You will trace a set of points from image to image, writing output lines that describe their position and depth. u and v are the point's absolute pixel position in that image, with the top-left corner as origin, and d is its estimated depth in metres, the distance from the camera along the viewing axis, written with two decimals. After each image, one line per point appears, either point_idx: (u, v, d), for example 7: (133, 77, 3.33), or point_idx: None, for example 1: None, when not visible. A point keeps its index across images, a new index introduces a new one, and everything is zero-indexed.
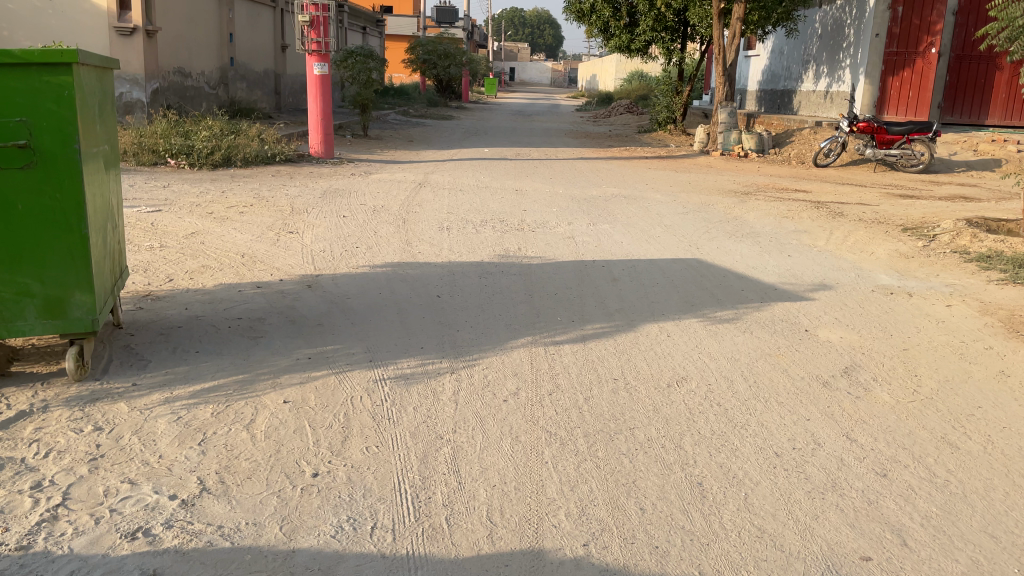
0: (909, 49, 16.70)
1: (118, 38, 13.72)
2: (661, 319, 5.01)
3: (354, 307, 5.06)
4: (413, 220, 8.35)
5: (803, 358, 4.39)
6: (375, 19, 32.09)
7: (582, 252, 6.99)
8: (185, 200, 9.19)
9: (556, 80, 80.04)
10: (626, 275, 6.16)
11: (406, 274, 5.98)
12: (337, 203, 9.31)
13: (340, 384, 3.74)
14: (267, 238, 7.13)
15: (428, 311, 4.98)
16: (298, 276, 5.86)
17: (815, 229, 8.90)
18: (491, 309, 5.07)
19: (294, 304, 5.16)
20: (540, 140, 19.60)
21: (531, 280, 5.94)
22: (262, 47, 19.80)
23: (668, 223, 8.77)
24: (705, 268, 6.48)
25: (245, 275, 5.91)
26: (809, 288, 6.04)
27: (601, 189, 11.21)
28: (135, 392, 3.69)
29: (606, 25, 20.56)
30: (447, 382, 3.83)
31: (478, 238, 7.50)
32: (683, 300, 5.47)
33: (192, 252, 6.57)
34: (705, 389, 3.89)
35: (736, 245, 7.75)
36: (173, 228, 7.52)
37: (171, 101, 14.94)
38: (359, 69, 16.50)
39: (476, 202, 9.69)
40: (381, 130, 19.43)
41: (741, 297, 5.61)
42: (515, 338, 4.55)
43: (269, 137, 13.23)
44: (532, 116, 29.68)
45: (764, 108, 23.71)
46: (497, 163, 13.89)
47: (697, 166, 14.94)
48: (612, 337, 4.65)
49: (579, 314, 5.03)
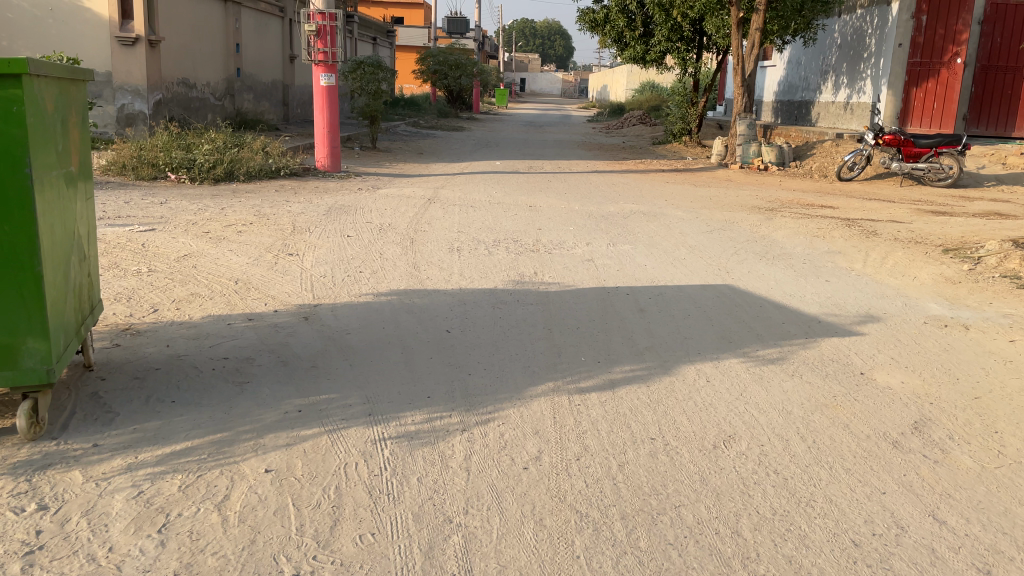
0: (933, 59, 16.07)
1: (120, 48, 13.33)
2: (697, 359, 4.47)
3: (353, 344, 4.53)
4: (421, 239, 7.86)
5: (865, 411, 3.84)
6: (386, 29, 31.78)
7: (604, 277, 6.46)
8: (182, 217, 8.72)
9: (566, 91, 79.75)
10: (654, 305, 5.62)
11: (413, 304, 5.46)
12: (342, 220, 8.83)
13: (332, 446, 3.21)
14: (265, 262, 6.64)
15: (436, 350, 4.44)
16: (293, 306, 5.35)
17: (849, 250, 8.34)
18: (506, 347, 4.54)
19: (288, 341, 4.64)
20: (553, 152, 19.10)
21: (550, 310, 5.40)
22: (269, 58, 19.41)
23: (692, 243, 8.23)
24: (740, 297, 5.94)
25: (237, 304, 5.41)
26: (855, 320, 5.49)
27: (618, 205, 10.68)
28: (94, 456, 3.17)
29: (620, 35, 20.15)
30: (457, 443, 3.29)
31: (491, 261, 6.98)
32: (719, 335, 4.92)
33: (182, 278, 6.08)
34: (757, 452, 3.34)
35: (769, 268, 7.20)
36: (164, 249, 7.05)
37: (174, 112, 14.54)
38: (368, 80, 16.06)
39: (488, 220, 9.19)
40: (390, 142, 18.97)
41: (784, 332, 5.06)
42: (534, 384, 4.01)
43: (273, 150, 12.75)
44: (544, 127, 29.20)
45: (781, 119, 23.15)
46: (510, 177, 13.39)
47: (718, 180, 14.39)
48: (644, 382, 4.10)
49: (606, 353, 4.49)
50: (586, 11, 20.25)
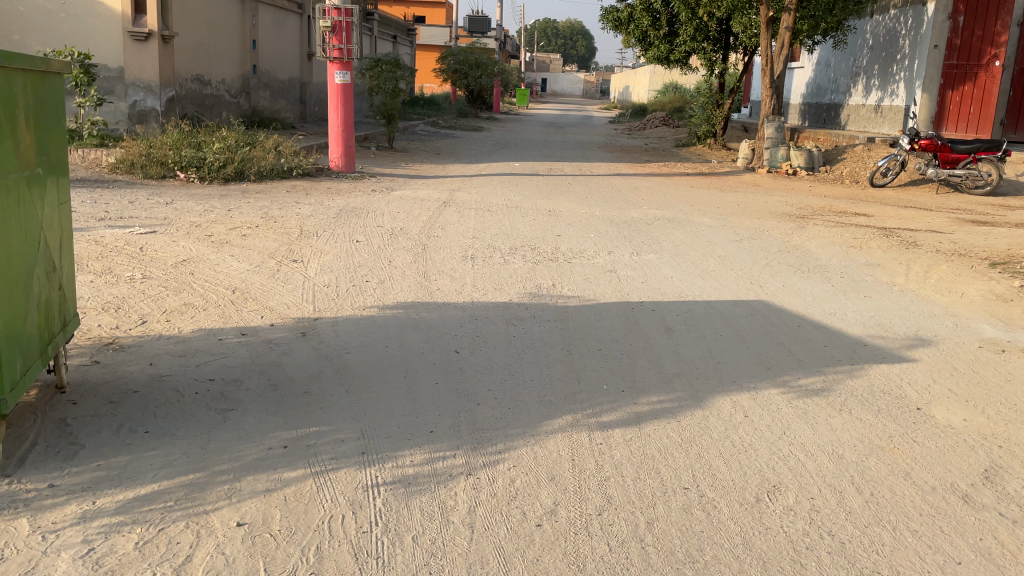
0: (971, 61, 15.47)
1: (133, 44, 13.03)
2: (732, 389, 4.03)
3: (352, 366, 4.12)
4: (434, 246, 7.45)
5: (927, 456, 3.38)
6: (406, 27, 31.48)
7: (627, 290, 6.01)
8: (186, 219, 8.38)
9: (588, 92, 79.18)
10: (682, 323, 5.17)
11: (421, 319, 5.04)
12: (352, 224, 8.45)
13: (319, 494, 2.80)
14: (267, 269, 6.26)
15: (442, 374, 4.03)
16: (291, 320, 4.96)
17: (889, 262, 7.85)
18: (519, 371, 4.12)
19: (281, 361, 4.24)
20: (574, 153, 18.65)
21: (569, 328, 4.97)
22: (287, 55, 19.11)
23: (721, 253, 7.76)
24: (776, 315, 5.48)
25: (231, 316, 5.02)
26: (904, 345, 5.02)
27: (641, 210, 10.23)
28: (48, 499, 2.77)
29: (644, 34, 19.63)
30: (461, 491, 2.87)
31: (506, 271, 6.56)
32: (756, 361, 4.47)
33: (177, 285, 5.71)
34: (807, 507, 2.89)
35: (804, 282, 6.74)
36: (162, 254, 6.68)
37: (188, 109, 14.25)
38: (386, 78, 15.69)
39: (505, 225, 8.77)
40: (407, 142, 18.62)
41: (827, 358, 4.60)
42: (550, 416, 3.58)
43: (286, 149, 12.39)
44: (565, 128, 28.77)
45: (808, 121, 22.58)
46: (529, 179, 12.98)
47: (744, 185, 13.88)
48: (672, 416, 3.67)
49: (631, 381, 4.06)
50: (609, 10, 19.71)
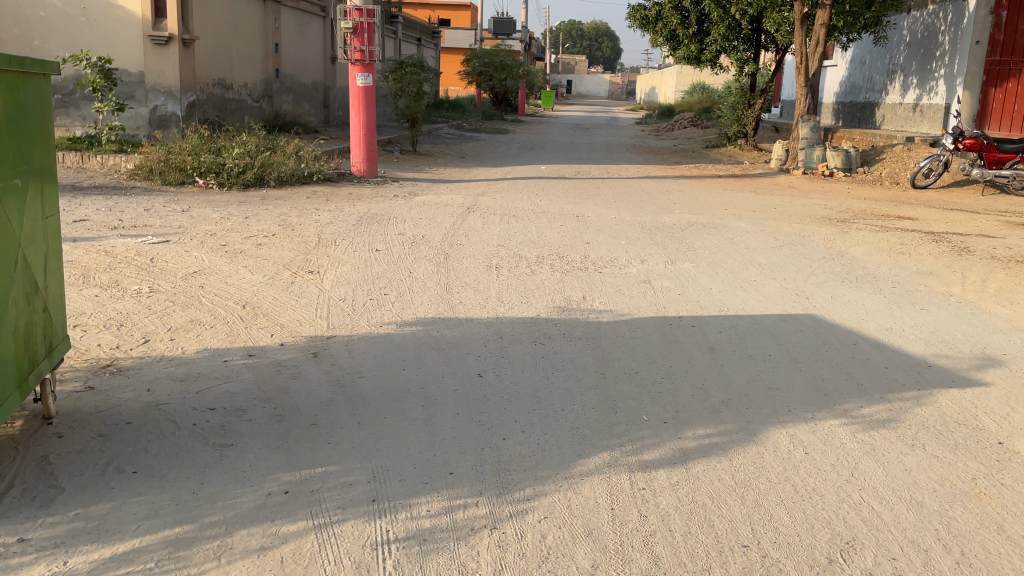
0: (1012, 57, 14.67)
1: (153, 48, 12.84)
2: (787, 420, 3.62)
3: (365, 393, 3.75)
4: (457, 254, 7.09)
5: (1021, 504, 2.95)
6: (431, 30, 31.23)
7: (663, 303, 5.59)
8: (201, 227, 8.09)
9: (614, 94, 78.46)
10: (727, 342, 4.75)
11: (442, 338, 4.66)
12: (372, 232, 8.12)
13: (321, 555, 2.44)
14: (281, 281, 5.94)
15: (463, 403, 3.65)
16: (303, 338, 4.60)
17: (942, 270, 7.36)
18: (549, 399, 3.73)
19: (289, 386, 3.88)
20: (601, 156, 18.22)
21: (603, 347, 4.57)
22: (311, 58, 18.90)
23: (761, 261, 7.31)
24: (828, 333, 5.04)
25: (239, 334, 4.67)
26: (974, 366, 4.56)
27: (673, 215, 9.81)
28: (14, 558, 2.43)
29: (672, 33, 19.14)
30: (484, 550, 2.49)
31: (533, 282, 6.17)
32: (811, 386, 4.04)
33: (185, 299, 5.40)
34: (888, 571, 2.48)
35: (852, 293, 6.29)
36: (173, 265, 6.38)
37: (209, 114, 14.04)
38: (409, 81, 15.38)
39: (532, 231, 8.40)
40: (432, 146, 18.32)
41: (890, 383, 4.15)
42: (585, 453, 3.19)
43: (307, 154, 12.10)
44: (592, 129, 28.29)
45: (842, 121, 21.96)
46: (556, 183, 12.58)
47: (779, 187, 13.38)
48: (722, 454, 3.26)
49: (674, 410, 3.65)
50: (637, 9, 19.25)
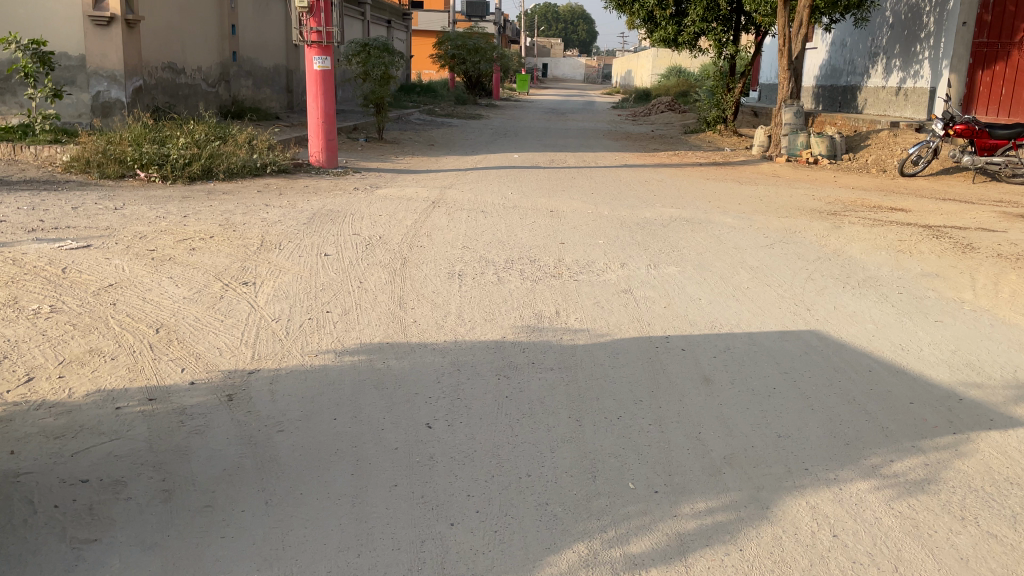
0: (1002, 39, 14.19)
1: (94, 29, 11.85)
2: (804, 484, 2.93)
3: (282, 456, 3.00)
4: (416, 259, 6.34)
5: None
6: (401, 12, 30.21)
7: (647, 320, 4.89)
8: (132, 228, 7.26)
9: (589, 77, 77.45)
10: (724, 371, 4.05)
11: (387, 371, 3.90)
12: (324, 232, 7.33)
13: None
14: (210, 296, 5.16)
15: (404, 469, 2.91)
16: (220, 375, 3.83)
17: (947, 271, 6.74)
18: (511, 461, 3.00)
19: (189, 444, 3.13)
20: (576, 142, 17.46)
21: (578, 380, 3.84)
22: (271, 42, 17.92)
23: (753, 263, 6.63)
24: (838, 356, 4.36)
25: (144, 369, 3.90)
26: (1011, 398, 3.89)
27: (654, 208, 9.11)
28: None
29: (649, 15, 18.37)
30: None
31: (499, 293, 5.43)
32: (827, 434, 3.36)
33: (89, 322, 4.59)
34: None
35: (857, 301, 5.63)
36: (87, 276, 5.56)
37: (157, 100, 13.10)
38: (373, 64, 14.46)
39: (501, 229, 7.68)
40: (399, 132, 17.47)
41: (920, 427, 3.47)
42: (555, 546, 2.48)
43: (261, 143, 11.24)
44: (567, 114, 27.45)
45: (822, 105, 21.39)
46: (529, 173, 11.84)
47: (763, 176, 12.75)
48: (730, 539, 2.57)
49: (667, 474, 2.94)
50: None
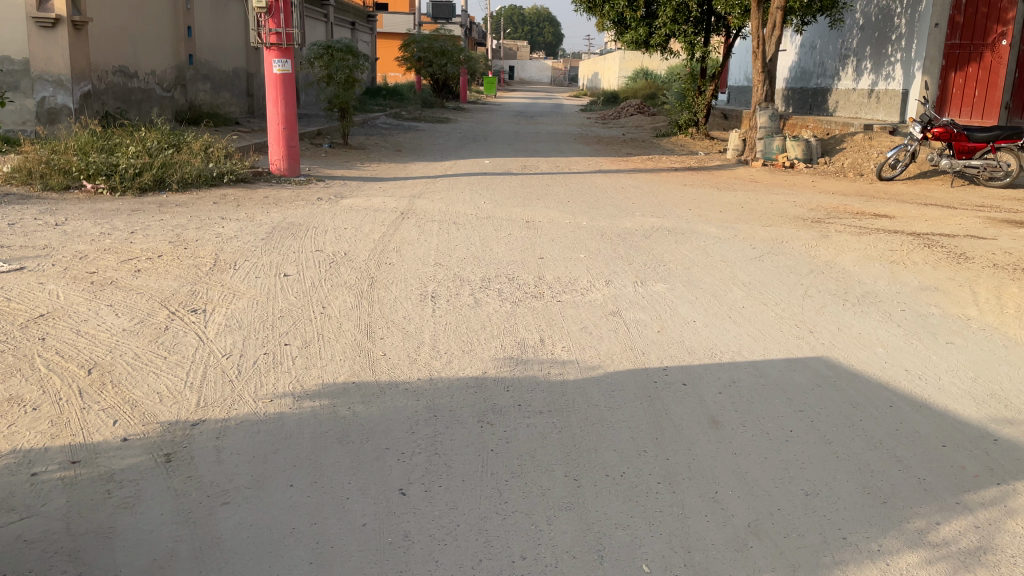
0: (974, 41, 14.00)
1: (38, 31, 11.14)
2: (845, 559, 2.50)
3: (226, 540, 2.50)
4: (384, 280, 5.83)
5: None
6: (366, 14, 29.59)
7: (641, 348, 4.44)
8: (73, 247, 6.65)
9: (556, 79, 77.12)
10: (733, 410, 3.61)
11: (353, 421, 3.39)
12: (283, 248, 6.79)
13: None
14: (153, 327, 4.60)
15: (373, 555, 2.43)
16: (158, 429, 3.29)
17: (945, 284, 6.41)
18: (502, 538, 2.53)
19: (117, 524, 2.61)
20: (547, 147, 17.02)
21: (571, 427, 3.38)
22: (231, 44, 17.24)
23: (744, 278, 6.23)
24: (854, 390, 3.94)
25: (69, 423, 3.35)
26: None
27: (634, 217, 8.70)
28: None
29: (619, 17, 18.02)
30: None
31: (476, 318, 4.94)
32: (861, 489, 2.94)
33: (10, 363, 4.02)
34: None
35: (859, 320, 5.25)
36: (15, 305, 4.97)
37: (107, 105, 12.41)
38: (337, 67, 13.88)
39: (475, 243, 7.20)
40: (365, 137, 16.90)
41: (960, 477, 3.07)
42: None
43: (217, 151, 10.63)
44: (537, 117, 27.01)
45: (793, 108, 21.22)
46: (501, 180, 11.36)
47: (741, 182, 12.42)
48: None
49: (685, 551, 2.50)
50: None
